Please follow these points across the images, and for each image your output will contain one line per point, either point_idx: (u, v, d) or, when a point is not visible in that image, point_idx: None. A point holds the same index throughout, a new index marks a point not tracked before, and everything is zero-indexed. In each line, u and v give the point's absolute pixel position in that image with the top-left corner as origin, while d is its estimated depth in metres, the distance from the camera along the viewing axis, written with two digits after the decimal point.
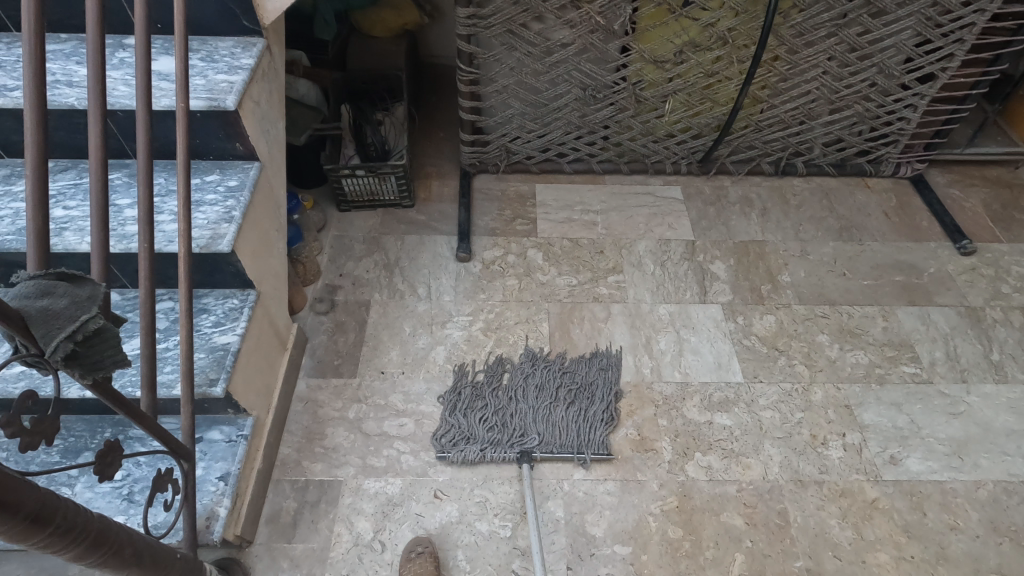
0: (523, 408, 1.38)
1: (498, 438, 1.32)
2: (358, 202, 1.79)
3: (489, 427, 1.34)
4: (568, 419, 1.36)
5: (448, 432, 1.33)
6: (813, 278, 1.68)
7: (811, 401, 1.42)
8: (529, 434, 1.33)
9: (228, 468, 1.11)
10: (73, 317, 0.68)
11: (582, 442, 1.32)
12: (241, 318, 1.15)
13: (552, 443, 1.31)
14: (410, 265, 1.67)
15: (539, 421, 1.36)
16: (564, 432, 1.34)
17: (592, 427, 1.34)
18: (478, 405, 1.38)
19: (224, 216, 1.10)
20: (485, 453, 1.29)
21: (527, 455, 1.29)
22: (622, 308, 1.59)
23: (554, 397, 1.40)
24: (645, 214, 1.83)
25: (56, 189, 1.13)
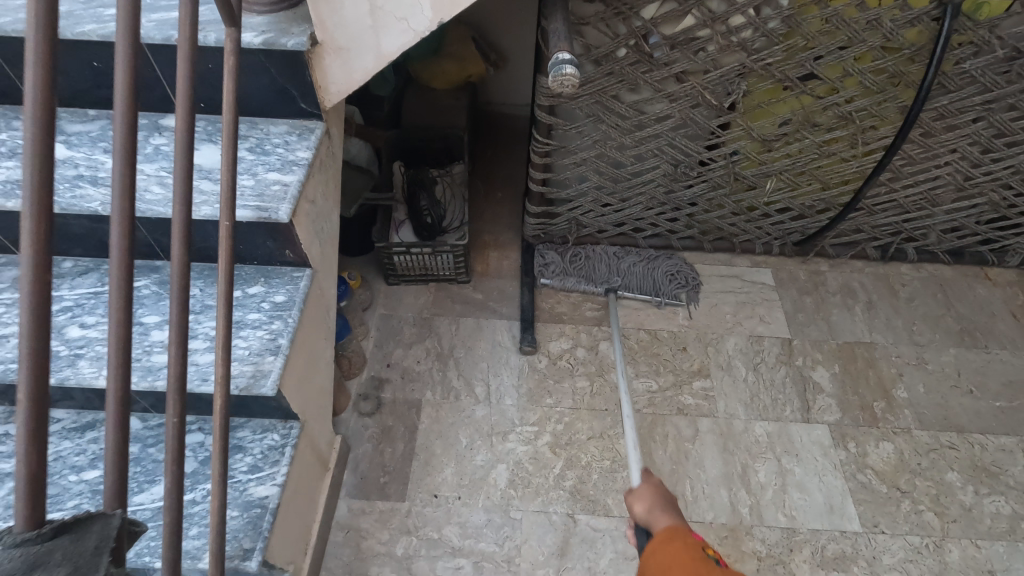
0: (611, 259, 1.64)
1: (591, 277, 1.62)
2: (410, 277, 1.60)
3: (579, 267, 1.63)
4: (650, 270, 1.62)
5: (548, 271, 1.63)
6: (934, 396, 1.43)
7: (946, 563, 1.18)
8: (615, 276, 1.62)
9: None
10: None
11: (661, 289, 1.61)
12: (282, 460, 0.97)
13: (636, 287, 1.60)
14: (467, 356, 1.47)
15: (623, 270, 1.63)
16: (648, 272, 1.62)
17: (671, 265, 1.63)
18: (572, 253, 1.65)
19: (269, 345, 0.91)
20: (577, 286, 1.61)
21: (613, 291, 1.59)
22: (712, 424, 1.37)
23: (640, 258, 1.65)
24: (731, 303, 1.60)
25: (73, 300, 0.96)
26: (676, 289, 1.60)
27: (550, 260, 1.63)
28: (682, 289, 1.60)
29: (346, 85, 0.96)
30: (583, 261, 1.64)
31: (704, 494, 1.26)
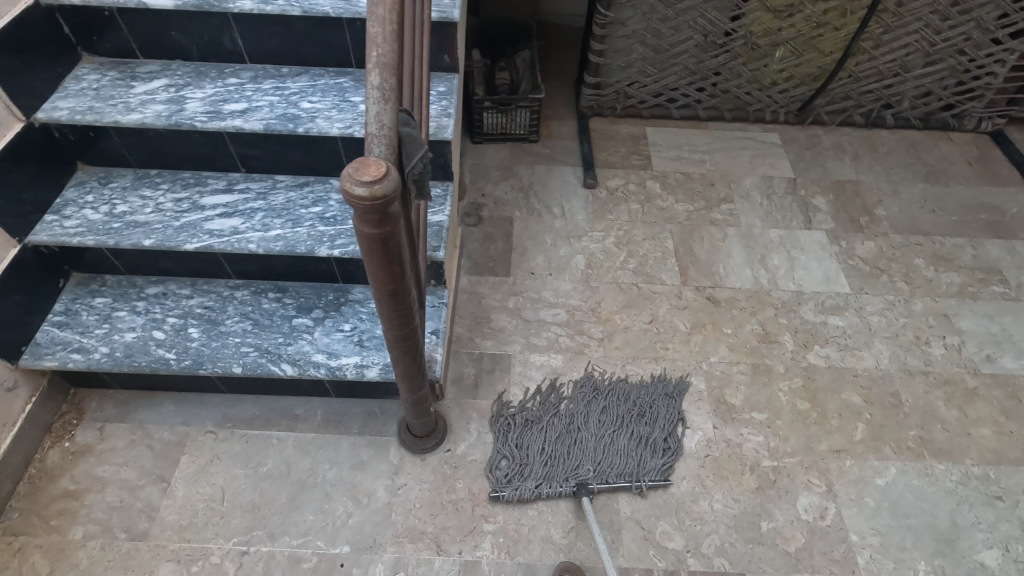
0: (584, 440, 1.33)
1: (554, 469, 1.28)
2: (492, 135, 1.99)
3: (543, 461, 1.29)
4: (630, 448, 1.32)
5: (506, 466, 1.28)
6: (906, 214, 1.85)
7: (912, 309, 1.60)
8: (582, 466, 1.29)
9: (437, 325, 1.32)
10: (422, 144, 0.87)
11: (642, 465, 1.29)
12: (446, 203, 1.35)
13: (610, 474, 1.27)
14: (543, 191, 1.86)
15: (597, 454, 1.31)
16: (624, 457, 1.30)
17: (665, 433, 1.34)
18: (532, 438, 1.33)
19: (443, 112, 1.30)
20: (540, 491, 1.24)
21: (584, 489, 1.24)
22: (737, 232, 1.78)
23: (615, 439, 1.33)
24: (748, 155, 2.01)
25: (299, 88, 1.33)
26: (661, 467, 1.29)
27: (501, 456, 1.29)
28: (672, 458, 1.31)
29: None
30: (549, 447, 1.32)
31: (734, 272, 1.67)
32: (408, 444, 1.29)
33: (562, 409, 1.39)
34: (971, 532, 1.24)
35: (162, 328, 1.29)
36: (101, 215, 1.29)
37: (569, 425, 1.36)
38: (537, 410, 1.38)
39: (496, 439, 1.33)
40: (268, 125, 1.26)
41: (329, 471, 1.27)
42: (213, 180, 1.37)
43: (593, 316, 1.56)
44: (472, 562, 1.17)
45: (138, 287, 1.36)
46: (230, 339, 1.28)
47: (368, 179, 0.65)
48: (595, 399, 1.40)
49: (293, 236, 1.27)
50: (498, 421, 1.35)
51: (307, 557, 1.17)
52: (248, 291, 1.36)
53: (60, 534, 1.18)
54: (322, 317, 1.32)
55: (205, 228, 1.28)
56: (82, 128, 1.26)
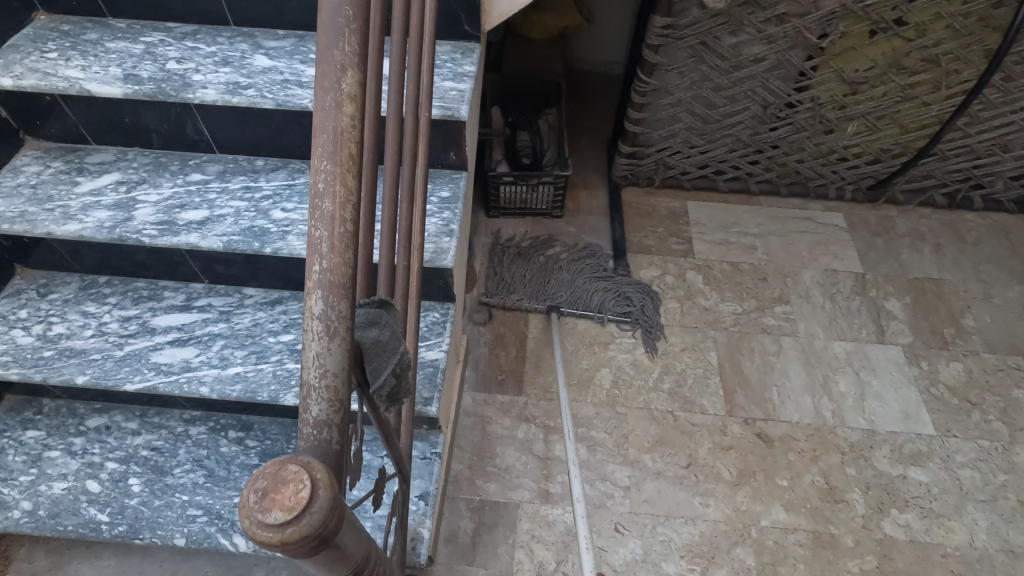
0: (561, 273, 1.60)
1: (537, 291, 1.57)
2: (512, 246, 1.67)
3: (524, 283, 1.59)
4: (600, 286, 1.57)
5: (494, 285, 1.57)
6: (1002, 327, 1.54)
7: (1014, 462, 1.30)
8: (557, 291, 1.57)
9: (426, 487, 1.08)
10: (394, 349, 0.63)
11: (608, 303, 1.54)
12: (444, 333, 1.10)
13: (581, 303, 1.54)
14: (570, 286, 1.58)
15: (572, 284, 1.58)
16: (595, 287, 1.57)
17: (637, 294, 1.56)
18: (519, 264, 1.62)
19: (444, 229, 1.06)
20: (520, 303, 1.53)
21: (554, 308, 1.52)
22: (794, 343, 1.50)
23: (587, 278, 1.59)
24: (808, 241, 1.72)
25: (273, 190, 1.11)
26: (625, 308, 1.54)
27: (495, 270, 1.60)
28: (640, 307, 1.54)
29: (511, 6, 1.09)
30: (534, 271, 1.60)
31: (791, 400, 1.39)
32: None
33: (545, 250, 1.67)
34: None
35: (98, 477, 1.07)
36: (33, 337, 1.08)
37: (550, 257, 1.64)
38: (526, 254, 1.64)
39: (492, 261, 1.63)
40: (230, 242, 1.03)
41: None
42: (171, 293, 1.15)
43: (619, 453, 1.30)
44: None
45: (78, 416, 1.15)
46: (177, 496, 1.05)
47: (278, 521, 0.41)
48: (573, 246, 1.68)
49: (255, 377, 1.04)
50: (496, 249, 1.66)
51: None
52: (205, 429, 1.14)
53: None
54: None
55: (153, 360, 1.06)
56: (12, 237, 1.05)
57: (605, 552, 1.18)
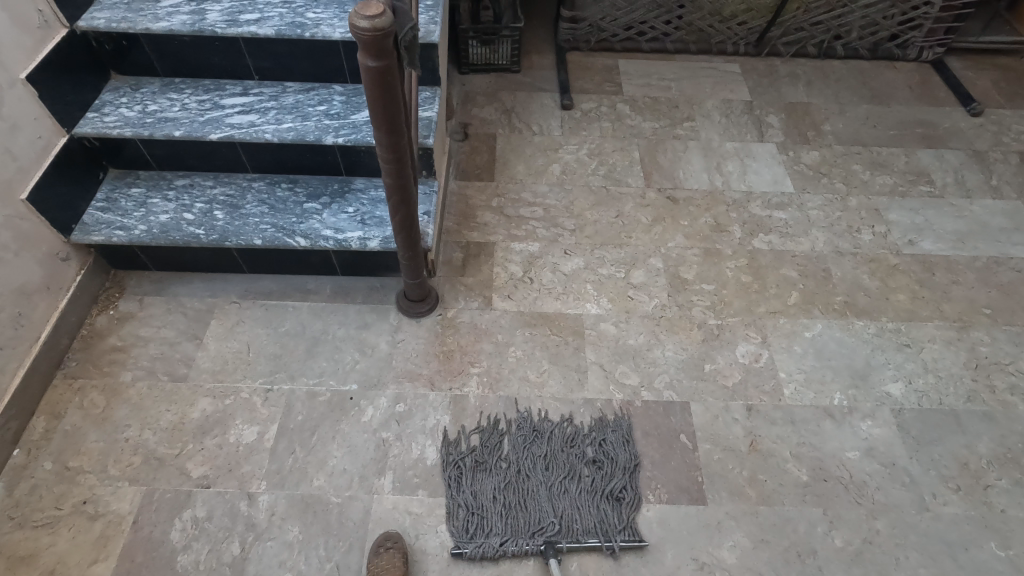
0: (537, 488, 1.27)
1: (517, 511, 1.24)
2: (466, 449, 1.31)
3: (505, 513, 1.23)
4: (592, 502, 1.25)
5: (462, 513, 1.23)
6: (850, 129, 2.06)
7: (847, 205, 1.82)
8: (545, 517, 1.23)
9: (429, 209, 1.54)
10: (411, 18, 1.04)
11: (609, 513, 1.24)
12: (434, 103, 1.55)
13: (579, 525, 1.22)
14: (541, 448, 1.32)
15: (557, 503, 1.25)
16: (586, 505, 1.25)
17: (620, 453, 1.31)
18: (484, 482, 1.27)
19: (431, 21, 1.49)
20: (505, 549, 1.18)
21: (551, 540, 1.20)
22: (697, 144, 1.99)
23: (571, 486, 1.27)
24: (711, 81, 2.21)
25: (304, 2, 1.53)
26: (626, 505, 1.25)
27: (459, 508, 1.23)
28: (637, 491, 1.26)
29: None
30: (506, 496, 1.26)
31: (693, 177, 1.88)
32: (405, 309, 1.51)
33: (506, 451, 1.32)
34: (881, 370, 1.46)
35: (191, 211, 1.50)
36: (136, 113, 1.48)
37: (518, 469, 1.29)
38: (489, 460, 1.30)
39: (448, 490, 1.26)
40: (279, 30, 1.45)
41: (338, 330, 1.50)
42: (231, 86, 1.56)
43: (568, 213, 1.76)
44: (460, 397, 1.39)
45: (168, 180, 1.56)
46: (251, 219, 1.49)
47: (370, 14, 0.86)
48: (538, 436, 1.33)
49: (303, 128, 1.47)
50: (451, 468, 1.28)
51: (323, 392, 1.39)
52: (264, 183, 1.57)
53: (113, 377, 1.39)
54: (329, 202, 1.54)
55: (227, 122, 1.48)
56: (117, 37, 1.45)
57: (559, 264, 1.65)
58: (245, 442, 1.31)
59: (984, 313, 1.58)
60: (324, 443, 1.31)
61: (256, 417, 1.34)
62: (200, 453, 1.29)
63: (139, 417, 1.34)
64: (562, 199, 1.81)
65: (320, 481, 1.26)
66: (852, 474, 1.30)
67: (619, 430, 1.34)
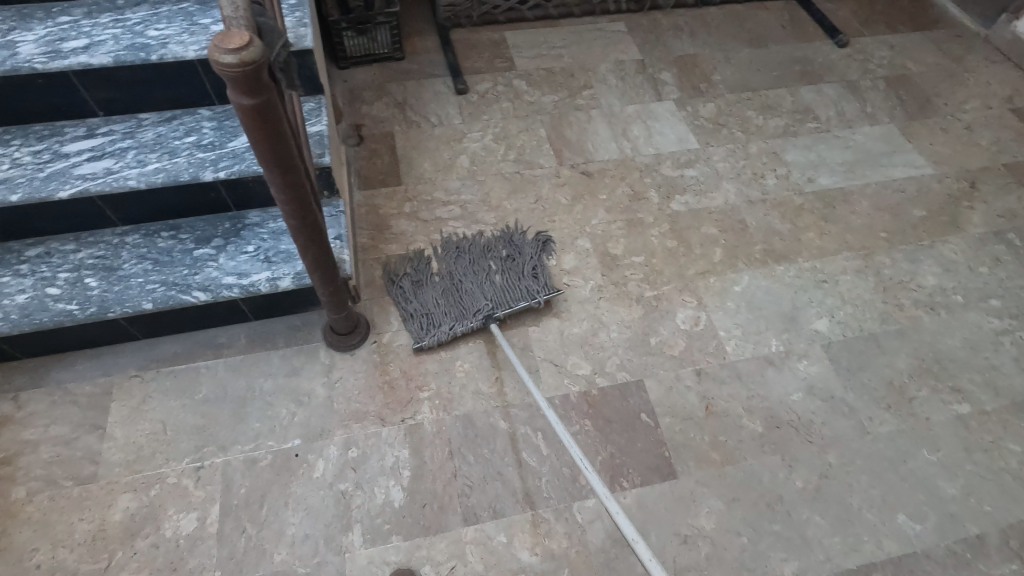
0: (470, 279, 1.47)
1: (461, 310, 1.42)
2: (402, 274, 1.51)
3: (447, 307, 1.43)
4: (510, 281, 1.47)
5: (424, 329, 1.41)
6: (738, 76, 2.11)
7: (749, 152, 1.88)
8: (482, 298, 1.42)
9: (339, 231, 1.41)
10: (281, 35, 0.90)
11: (530, 282, 1.47)
12: (322, 115, 1.40)
13: (508, 300, 1.43)
14: (465, 253, 1.54)
15: (487, 287, 1.45)
16: (508, 275, 1.49)
17: (526, 246, 1.57)
18: (426, 294, 1.46)
19: (299, 23, 1.33)
20: (455, 330, 1.39)
21: (492, 317, 1.40)
22: (600, 112, 1.96)
23: (487, 261, 1.51)
24: (600, 44, 2.18)
25: (141, 18, 1.31)
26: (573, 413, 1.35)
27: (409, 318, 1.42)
28: (545, 270, 1.52)
29: None
30: (442, 295, 1.45)
31: (602, 147, 1.86)
32: (335, 343, 1.40)
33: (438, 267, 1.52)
34: (807, 310, 1.54)
35: (56, 284, 1.27)
36: None
37: (445, 271, 1.50)
38: (422, 275, 1.50)
39: (398, 307, 1.46)
40: (115, 57, 1.22)
41: (265, 383, 1.35)
42: (70, 128, 1.33)
43: (495, 237, 1.59)
44: (415, 426, 1.31)
45: (15, 251, 1.31)
46: (133, 281, 1.29)
47: (234, 47, 0.72)
48: (460, 252, 1.55)
49: (174, 167, 1.28)
50: (394, 288, 1.48)
51: (262, 456, 1.26)
52: (139, 235, 1.36)
53: (3, 497, 1.18)
54: (223, 244, 1.37)
55: (77, 174, 1.26)
56: None
57: None
58: (185, 533, 1.17)
59: (882, 237, 1.70)
60: (277, 512, 1.20)
61: (191, 502, 1.20)
62: (134, 559, 1.14)
63: (47, 536, 1.15)
64: (477, 193, 1.72)
65: (282, 554, 1.16)
66: (800, 415, 1.37)
67: (525, 234, 1.60)
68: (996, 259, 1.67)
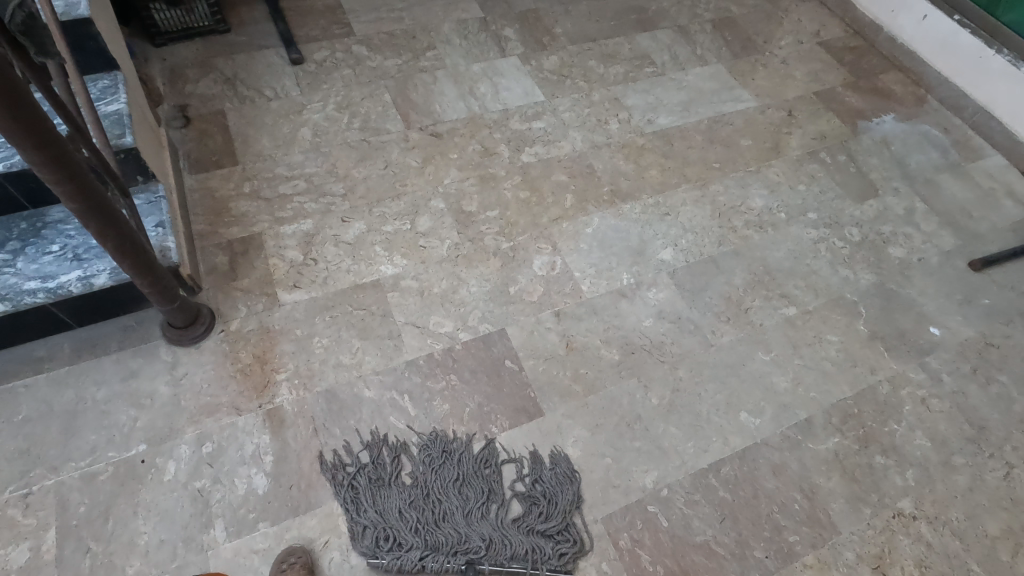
0: (454, 510, 1.20)
1: (438, 546, 1.15)
2: (359, 468, 1.21)
3: (419, 531, 1.16)
4: (521, 526, 1.19)
5: (370, 523, 1.16)
6: (578, 27, 2.16)
7: (593, 100, 1.95)
8: (472, 535, 1.17)
9: (161, 218, 1.30)
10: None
11: (541, 543, 1.17)
12: (120, 92, 1.27)
13: (502, 554, 1.16)
14: (458, 459, 1.25)
15: (478, 524, 1.19)
16: (512, 525, 1.20)
17: (561, 494, 1.23)
18: (389, 499, 1.19)
19: None
20: (423, 564, 1.13)
21: (473, 564, 1.14)
22: (445, 73, 1.93)
23: (481, 489, 1.22)
24: (441, 3, 2.14)
25: None
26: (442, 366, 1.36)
27: (360, 524, 1.16)
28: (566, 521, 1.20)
29: None
30: (413, 509, 1.19)
31: (449, 107, 1.85)
32: (176, 338, 1.30)
33: (410, 469, 1.23)
34: (653, 243, 1.64)
35: None
36: None
37: (421, 483, 1.22)
38: (382, 471, 1.22)
39: (348, 511, 1.17)
40: None
41: (98, 391, 1.24)
42: None
43: (501, 450, 1.27)
44: (274, 410, 1.26)
45: None
46: None
47: None
48: (449, 457, 1.25)
49: None
50: (341, 484, 1.19)
51: (102, 469, 1.16)
52: None
53: None
54: (21, 247, 1.22)
55: None
56: None
57: (339, 235, 1.53)
58: (17, 565, 1.06)
59: (716, 168, 1.84)
60: (124, 524, 1.11)
61: (21, 532, 1.08)
62: None
63: None
64: (323, 166, 1.65)
65: (136, 565, 1.08)
66: (652, 339, 1.46)
67: (561, 463, 1.26)
68: (812, 177, 1.86)
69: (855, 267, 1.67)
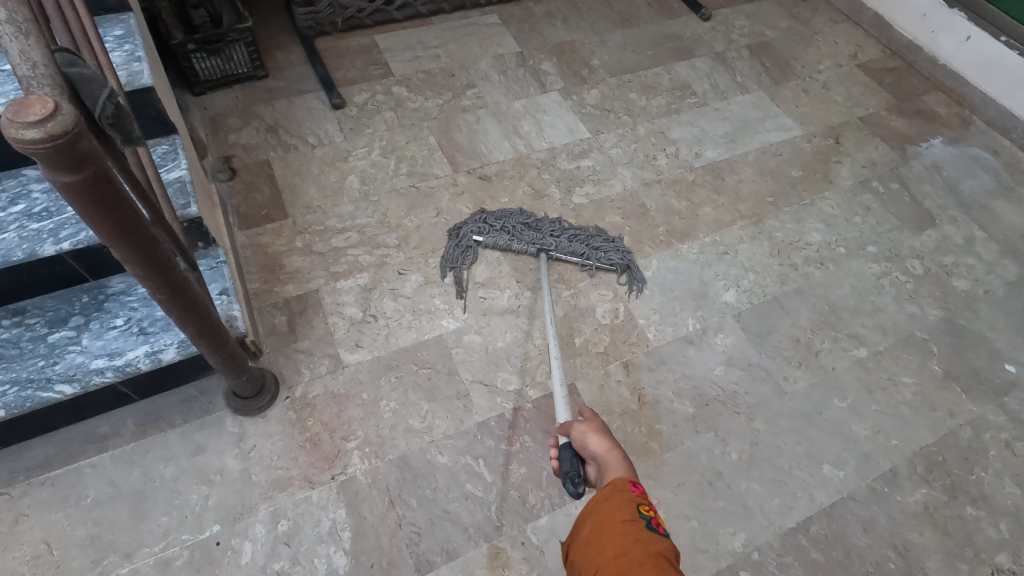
0: (541, 229, 1.59)
1: (520, 235, 1.57)
2: (464, 226, 1.58)
3: (517, 233, 1.57)
4: (582, 236, 1.59)
5: (467, 255, 1.55)
6: (615, 58, 2.13)
7: (638, 135, 1.91)
8: (545, 235, 1.57)
9: (224, 285, 1.27)
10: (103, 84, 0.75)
11: (595, 250, 1.58)
12: (180, 157, 1.24)
13: (568, 246, 1.56)
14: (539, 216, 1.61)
15: (558, 234, 1.58)
16: (576, 236, 1.59)
17: (607, 246, 1.59)
18: (499, 231, 1.58)
19: (130, 58, 1.16)
20: (511, 244, 1.55)
21: (545, 250, 1.55)
22: (487, 111, 1.90)
23: (554, 224, 1.60)
24: (476, 39, 2.11)
25: None
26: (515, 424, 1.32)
27: (463, 241, 1.56)
28: (622, 258, 1.57)
29: None
30: (508, 225, 1.59)
31: (495, 147, 1.81)
32: (242, 409, 1.26)
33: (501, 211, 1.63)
34: (714, 283, 1.60)
35: None
36: None
37: (512, 228, 1.58)
38: (481, 214, 1.61)
39: (453, 241, 1.57)
40: None
41: (166, 469, 1.20)
42: None
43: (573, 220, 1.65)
44: (347, 481, 1.22)
45: None
46: None
47: (34, 120, 0.58)
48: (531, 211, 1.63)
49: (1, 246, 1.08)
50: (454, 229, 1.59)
51: (176, 554, 1.12)
52: None
53: None
54: (84, 322, 1.18)
55: None
56: None
57: (396, 288, 1.49)
58: None
59: (769, 202, 1.80)
60: None
61: None
62: None
63: None
64: (375, 216, 1.62)
65: None
66: (724, 389, 1.42)
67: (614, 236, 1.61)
68: (866, 207, 1.82)
69: (921, 302, 1.62)
